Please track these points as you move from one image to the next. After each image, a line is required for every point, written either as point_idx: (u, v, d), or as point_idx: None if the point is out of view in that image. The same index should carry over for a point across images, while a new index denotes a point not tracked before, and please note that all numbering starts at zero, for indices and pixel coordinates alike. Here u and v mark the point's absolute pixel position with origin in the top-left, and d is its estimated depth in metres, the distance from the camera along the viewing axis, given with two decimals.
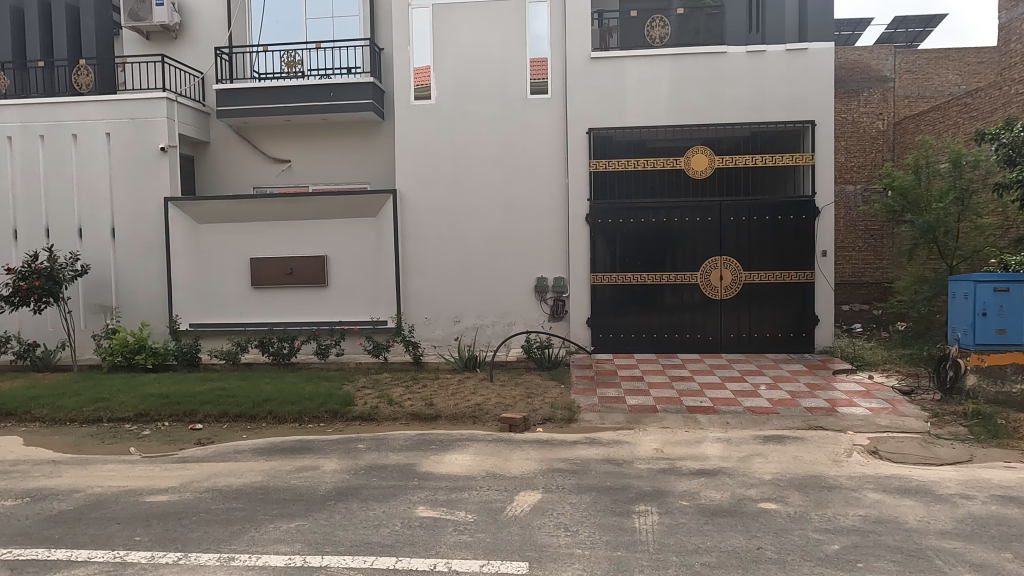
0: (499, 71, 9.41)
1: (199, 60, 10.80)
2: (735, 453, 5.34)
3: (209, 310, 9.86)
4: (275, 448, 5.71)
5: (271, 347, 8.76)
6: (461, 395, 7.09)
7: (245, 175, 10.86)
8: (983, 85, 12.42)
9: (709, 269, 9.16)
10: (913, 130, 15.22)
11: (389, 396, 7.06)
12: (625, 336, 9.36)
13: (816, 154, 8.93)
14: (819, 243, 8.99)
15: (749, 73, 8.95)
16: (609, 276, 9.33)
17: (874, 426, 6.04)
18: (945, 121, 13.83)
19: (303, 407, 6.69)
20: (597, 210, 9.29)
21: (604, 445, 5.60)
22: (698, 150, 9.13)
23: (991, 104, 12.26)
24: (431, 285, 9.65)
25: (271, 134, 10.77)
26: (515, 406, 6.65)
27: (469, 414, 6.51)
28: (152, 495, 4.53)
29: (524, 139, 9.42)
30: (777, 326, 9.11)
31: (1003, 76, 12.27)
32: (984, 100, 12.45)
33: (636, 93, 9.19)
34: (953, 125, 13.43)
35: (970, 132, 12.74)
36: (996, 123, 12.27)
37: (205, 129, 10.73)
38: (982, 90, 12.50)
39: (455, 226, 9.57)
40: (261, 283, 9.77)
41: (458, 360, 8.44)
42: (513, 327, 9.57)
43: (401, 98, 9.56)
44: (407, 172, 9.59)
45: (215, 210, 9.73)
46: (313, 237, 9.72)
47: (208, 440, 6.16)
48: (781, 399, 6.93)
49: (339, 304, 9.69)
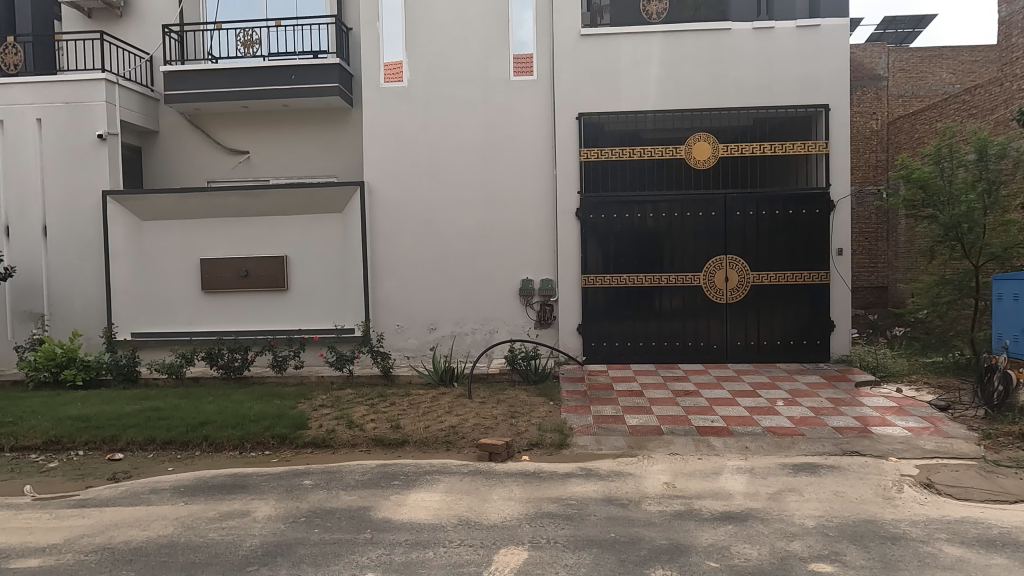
0: (478, 50, 8.46)
1: (147, 41, 9.71)
2: (764, 488, 4.39)
3: (153, 318, 8.78)
4: (202, 485, 4.67)
5: (221, 360, 7.69)
6: (432, 415, 6.09)
7: (198, 167, 9.82)
8: (983, 81, 11.73)
9: (713, 269, 8.25)
10: (907, 129, 14.49)
11: (349, 418, 6.04)
12: (620, 345, 8.41)
13: (831, 141, 8.04)
14: (834, 241, 8.10)
15: (756, 52, 8.08)
16: (602, 277, 8.38)
17: (918, 451, 5.12)
18: (942, 120, 13.14)
19: (246, 432, 5.65)
20: (588, 204, 8.35)
21: (603, 479, 4.61)
22: (700, 137, 8.22)
23: (990, 102, 11.56)
24: (403, 289, 8.64)
25: (227, 123, 9.74)
26: (497, 429, 5.65)
27: (442, 438, 5.51)
28: (20, 560, 3.48)
29: (506, 125, 8.48)
30: (787, 332, 8.22)
31: (1003, 72, 11.55)
32: (984, 97, 11.75)
33: (631, 74, 8.27)
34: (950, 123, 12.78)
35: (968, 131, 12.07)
36: (996, 121, 11.47)
37: (153, 117, 9.68)
38: (981, 86, 11.84)
39: (430, 222, 8.59)
40: (212, 287, 8.71)
41: (433, 374, 7.44)
42: (496, 336, 8.60)
43: (369, 79, 8.57)
44: (377, 162, 8.59)
45: (160, 205, 8.65)
46: (271, 235, 8.69)
47: (125, 474, 5.10)
48: (803, 417, 6.01)
49: (300, 311, 8.66)
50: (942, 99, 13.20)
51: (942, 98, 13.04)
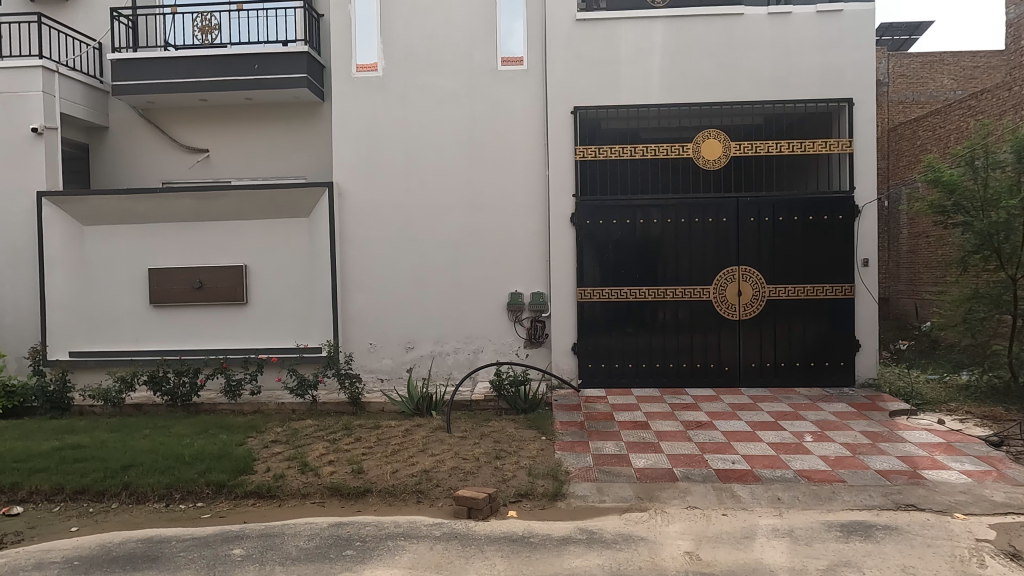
0: (464, 36, 7.59)
1: (95, 27, 8.74)
2: (812, 562, 3.49)
3: (93, 335, 7.79)
4: (103, 557, 3.70)
5: (166, 386, 6.71)
6: (403, 455, 5.14)
7: (152, 167, 8.86)
8: (988, 86, 11.06)
9: (725, 282, 7.37)
10: (909, 136, 13.76)
11: (303, 459, 5.08)
12: (620, 366, 7.50)
13: (855, 139, 7.21)
14: (859, 251, 7.25)
15: (772, 41, 7.25)
16: (600, 291, 7.48)
17: (987, 504, 4.24)
18: (946, 127, 12.43)
19: (175, 478, 4.68)
20: (585, 209, 7.46)
21: (609, 548, 3.69)
22: (710, 134, 7.35)
23: (999, 107, 10.85)
24: (376, 303, 7.71)
25: (184, 119, 8.80)
26: (479, 475, 4.71)
27: (412, 488, 4.55)
28: None
29: (493, 120, 7.60)
30: (806, 352, 7.35)
31: (1012, 75, 10.85)
32: (991, 102, 11.05)
33: (632, 64, 7.41)
34: (956, 129, 12.05)
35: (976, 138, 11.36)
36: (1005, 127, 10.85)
37: (102, 110, 8.71)
38: (989, 91, 11.13)
39: (406, 230, 7.67)
40: (161, 301, 7.74)
41: (408, 402, 6.49)
42: (481, 356, 7.68)
43: (339, 68, 7.66)
44: (348, 161, 7.68)
45: (102, 208, 7.65)
46: (230, 242, 7.74)
47: (16, 537, 4.11)
48: (839, 457, 5.12)
49: (261, 328, 7.71)
50: (946, 104, 12.48)
51: (947, 104, 12.34)
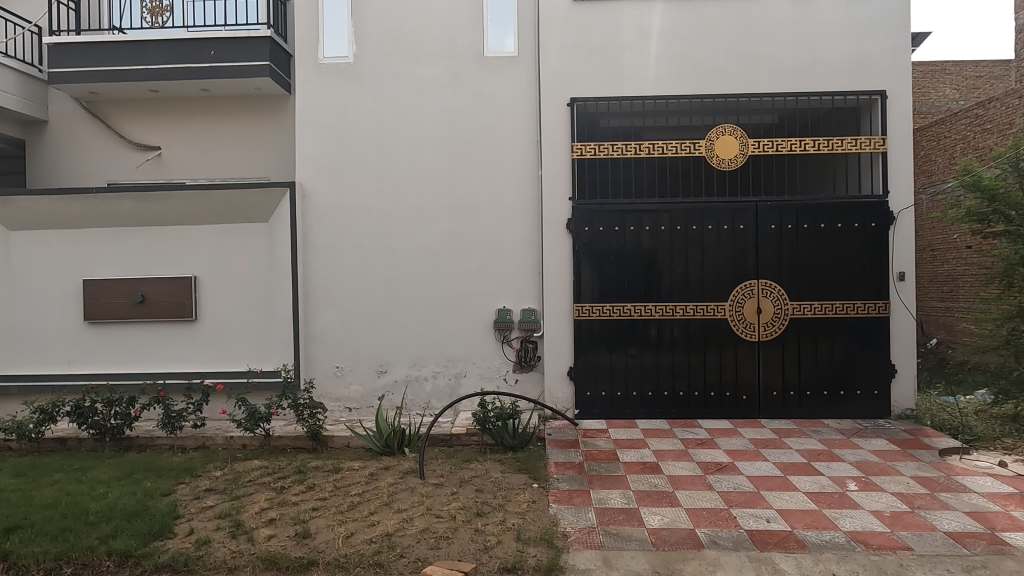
0: (446, 18, 6.72)
1: (33, 10, 7.78)
2: None
3: (19, 357, 6.79)
4: None
5: (93, 418, 5.72)
6: (362, 512, 4.17)
7: (96, 166, 7.90)
8: (996, 93, 10.31)
9: (741, 299, 6.48)
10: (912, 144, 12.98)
11: (237, 518, 4.09)
12: (622, 395, 6.57)
13: (890, 136, 6.35)
14: (895, 263, 6.37)
15: (793, 25, 6.41)
16: (599, 309, 6.54)
17: None
18: (950, 137, 11.64)
19: (70, 547, 3.68)
20: (582, 213, 6.53)
21: None
22: (726, 129, 6.47)
23: (1009, 115, 10.06)
24: (344, 321, 6.75)
25: (132, 112, 7.84)
26: (455, 543, 3.74)
27: (368, 559, 3.56)
28: None
29: (479, 113, 6.71)
30: (833, 377, 6.45)
31: None
32: (1000, 110, 10.27)
33: (636, 50, 6.54)
34: (960, 139, 11.29)
35: (987, 148, 10.56)
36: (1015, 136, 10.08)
37: (40, 103, 7.75)
38: (998, 98, 10.35)
39: (379, 237, 6.73)
40: (96, 317, 6.73)
41: (377, 438, 5.51)
42: (463, 381, 6.74)
43: (304, 54, 6.75)
44: (312, 158, 6.75)
45: (30, 211, 6.65)
46: (178, 250, 6.76)
47: None
48: (895, 513, 4.20)
49: (211, 348, 6.73)
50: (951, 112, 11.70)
51: (950, 113, 11.55)
